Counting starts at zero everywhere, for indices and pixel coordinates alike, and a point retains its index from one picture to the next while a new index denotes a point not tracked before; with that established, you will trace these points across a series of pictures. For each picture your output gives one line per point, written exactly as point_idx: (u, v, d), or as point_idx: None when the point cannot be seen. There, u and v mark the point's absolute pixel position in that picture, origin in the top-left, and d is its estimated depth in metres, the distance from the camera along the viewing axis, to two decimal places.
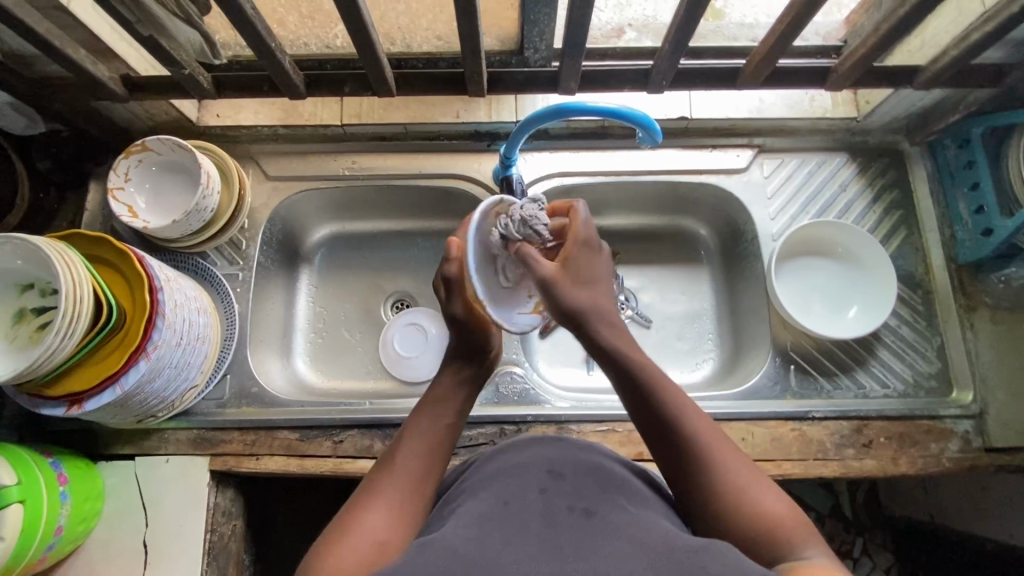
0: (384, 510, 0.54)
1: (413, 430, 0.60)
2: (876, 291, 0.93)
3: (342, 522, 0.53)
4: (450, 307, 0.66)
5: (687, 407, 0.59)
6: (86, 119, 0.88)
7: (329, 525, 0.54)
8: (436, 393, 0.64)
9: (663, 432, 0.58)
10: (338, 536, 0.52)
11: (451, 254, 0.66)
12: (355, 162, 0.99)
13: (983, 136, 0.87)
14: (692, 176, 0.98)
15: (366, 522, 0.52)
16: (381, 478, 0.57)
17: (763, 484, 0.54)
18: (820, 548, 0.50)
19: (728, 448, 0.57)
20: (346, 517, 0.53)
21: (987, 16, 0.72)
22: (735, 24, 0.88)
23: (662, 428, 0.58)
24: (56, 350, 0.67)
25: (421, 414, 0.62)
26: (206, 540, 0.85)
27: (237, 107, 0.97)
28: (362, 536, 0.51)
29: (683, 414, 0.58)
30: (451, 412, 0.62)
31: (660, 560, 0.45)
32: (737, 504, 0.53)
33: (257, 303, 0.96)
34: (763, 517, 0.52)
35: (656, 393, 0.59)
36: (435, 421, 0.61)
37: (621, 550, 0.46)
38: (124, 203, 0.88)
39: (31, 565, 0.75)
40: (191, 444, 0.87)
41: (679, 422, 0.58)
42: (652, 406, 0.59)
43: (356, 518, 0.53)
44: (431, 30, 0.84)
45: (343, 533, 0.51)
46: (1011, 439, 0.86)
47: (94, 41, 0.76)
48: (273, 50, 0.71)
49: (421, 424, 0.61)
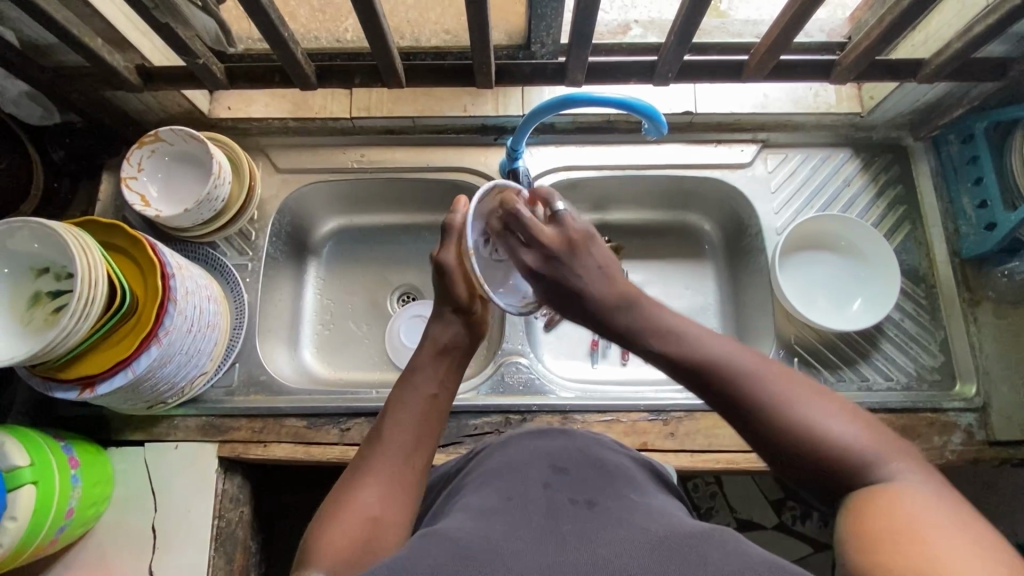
0: (375, 486, 0.55)
1: (397, 408, 0.61)
2: (878, 284, 0.94)
3: (334, 502, 0.54)
4: (441, 252, 0.69)
5: (732, 355, 0.54)
6: (101, 109, 0.89)
7: (323, 505, 0.55)
8: (416, 368, 0.65)
9: (716, 390, 0.53)
10: (331, 515, 0.53)
11: (457, 209, 0.71)
12: (364, 155, 1.01)
13: (987, 131, 0.87)
14: (697, 171, 0.99)
15: (358, 500, 0.53)
16: (371, 455, 0.58)
17: (828, 403, 0.50)
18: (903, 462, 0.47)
19: (785, 377, 0.52)
20: (339, 496, 0.55)
21: (990, 9, 0.73)
22: (741, 22, 0.92)
23: (718, 389, 0.53)
24: (71, 332, 0.68)
25: (403, 389, 0.63)
26: (214, 526, 0.86)
27: (247, 100, 0.98)
28: (355, 512, 0.52)
29: (732, 364, 0.53)
30: (433, 384, 0.64)
31: (659, 545, 0.45)
32: (819, 436, 0.48)
33: (266, 293, 0.98)
34: (843, 443, 0.48)
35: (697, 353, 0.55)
36: (420, 394, 0.62)
37: (619, 536, 0.47)
38: (137, 192, 0.90)
39: (42, 547, 0.76)
40: (199, 431, 0.89)
41: (728, 374, 0.53)
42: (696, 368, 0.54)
43: (349, 498, 0.54)
44: (440, 24, 0.88)
45: (337, 511, 0.53)
46: (1013, 431, 0.86)
47: (112, 31, 0.78)
48: (286, 40, 0.73)
49: (406, 399, 0.62)
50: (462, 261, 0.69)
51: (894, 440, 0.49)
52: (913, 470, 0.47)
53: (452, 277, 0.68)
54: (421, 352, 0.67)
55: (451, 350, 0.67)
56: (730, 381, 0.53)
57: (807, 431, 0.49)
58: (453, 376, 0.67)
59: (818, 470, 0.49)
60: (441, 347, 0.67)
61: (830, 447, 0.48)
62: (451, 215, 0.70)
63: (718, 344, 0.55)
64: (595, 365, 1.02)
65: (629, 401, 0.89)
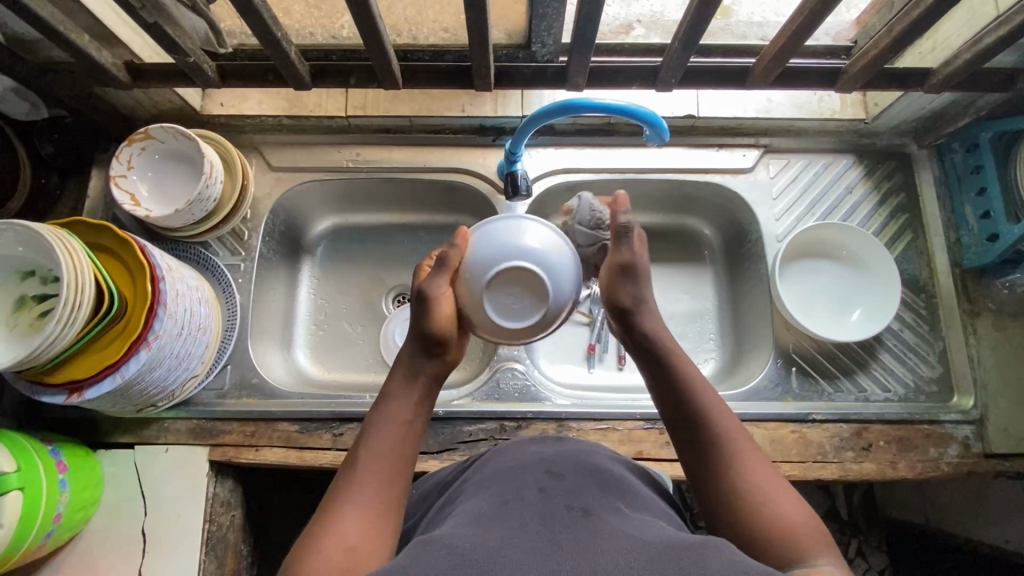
0: (355, 517, 0.53)
1: (374, 435, 0.60)
2: (878, 294, 0.93)
3: (312, 535, 0.52)
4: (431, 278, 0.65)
5: (721, 413, 0.60)
6: (89, 105, 0.87)
7: (296, 543, 0.52)
8: (390, 394, 0.64)
9: (693, 433, 0.60)
10: (308, 550, 0.50)
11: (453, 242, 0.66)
12: (359, 154, 0.99)
13: (991, 140, 0.86)
14: (698, 175, 0.97)
15: (333, 530, 0.51)
16: (350, 482, 0.56)
17: (781, 487, 0.55)
18: (833, 556, 0.50)
19: (761, 462, 0.57)
20: (317, 528, 0.52)
21: (1001, 20, 0.71)
22: (744, 23, 0.90)
23: (693, 430, 0.60)
24: (57, 338, 0.67)
25: (378, 416, 0.62)
26: (205, 530, 0.85)
27: (240, 96, 0.96)
28: (333, 545, 0.50)
29: (717, 419, 0.60)
30: (407, 410, 0.62)
31: (656, 554, 0.44)
32: (761, 511, 0.53)
33: (259, 293, 0.96)
34: (784, 525, 0.52)
35: (687, 393, 0.62)
36: (393, 419, 0.61)
37: (617, 545, 0.46)
38: (126, 190, 0.88)
39: (29, 552, 0.75)
40: (190, 434, 0.87)
41: (711, 424, 0.59)
42: (684, 408, 0.61)
43: (328, 525, 0.52)
44: (439, 22, 0.86)
45: (314, 544, 0.51)
46: (1010, 444, 0.86)
47: (100, 27, 0.75)
48: (280, 40, 0.71)
49: (381, 425, 0.61)
50: (447, 297, 0.65)
51: (832, 539, 0.52)
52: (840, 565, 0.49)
53: (432, 312, 0.64)
54: (394, 372, 0.66)
55: (422, 372, 0.65)
56: (705, 429, 0.59)
57: (754, 501, 0.54)
58: (427, 397, 0.65)
59: (748, 538, 0.53)
60: (409, 371, 0.65)
61: (770, 520, 0.52)
62: (448, 251, 0.65)
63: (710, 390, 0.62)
64: (592, 370, 1.01)
65: (626, 409, 0.89)
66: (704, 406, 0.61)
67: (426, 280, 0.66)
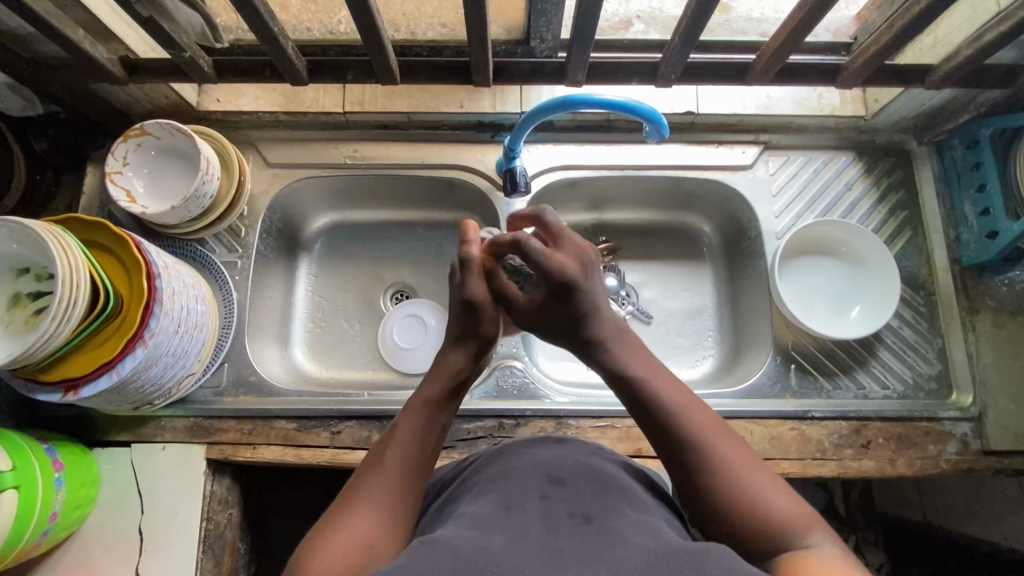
0: (373, 513, 0.53)
1: (402, 433, 0.60)
2: (877, 292, 0.93)
3: (327, 526, 0.51)
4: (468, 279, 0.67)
5: (689, 411, 0.59)
6: (84, 101, 0.86)
7: (311, 533, 0.52)
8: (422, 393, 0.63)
9: (666, 437, 0.58)
10: (322, 541, 0.50)
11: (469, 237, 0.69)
12: (358, 151, 0.98)
13: (991, 138, 0.86)
14: (698, 172, 0.97)
15: (351, 527, 0.51)
16: (370, 478, 0.56)
17: (765, 477, 0.54)
18: (827, 535, 0.50)
19: (742, 452, 0.56)
20: (332, 520, 0.52)
21: (1002, 16, 0.71)
22: (744, 18, 0.89)
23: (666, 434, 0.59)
24: (52, 335, 0.66)
25: (410, 415, 0.61)
26: (202, 528, 0.85)
27: (237, 92, 0.96)
28: (350, 538, 0.50)
29: (686, 419, 0.58)
30: (443, 415, 0.63)
31: (657, 561, 0.44)
32: (751, 504, 0.52)
33: (257, 291, 0.96)
34: (775, 514, 0.51)
35: (650, 399, 0.61)
36: (426, 425, 0.61)
37: (618, 553, 0.45)
38: (122, 187, 0.87)
39: (25, 551, 0.74)
40: (187, 432, 0.87)
41: (680, 425, 0.58)
42: (651, 414, 0.60)
43: (344, 520, 0.52)
44: (436, 18, 0.84)
45: (329, 535, 0.50)
46: (1009, 441, 0.86)
47: (95, 22, 0.75)
48: (277, 35, 0.70)
49: (411, 423, 0.61)
50: (489, 296, 0.68)
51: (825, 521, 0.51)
52: (835, 543, 0.49)
53: (484, 315, 0.67)
54: (428, 377, 0.65)
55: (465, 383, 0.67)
56: (677, 430, 0.58)
57: (741, 495, 0.53)
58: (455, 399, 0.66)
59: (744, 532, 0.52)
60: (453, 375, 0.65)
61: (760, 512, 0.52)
62: (469, 251, 0.68)
63: (677, 390, 0.61)
64: (590, 367, 1.01)
65: (625, 406, 0.88)
66: (670, 408, 0.59)
67: (464, 283, 0.67)
